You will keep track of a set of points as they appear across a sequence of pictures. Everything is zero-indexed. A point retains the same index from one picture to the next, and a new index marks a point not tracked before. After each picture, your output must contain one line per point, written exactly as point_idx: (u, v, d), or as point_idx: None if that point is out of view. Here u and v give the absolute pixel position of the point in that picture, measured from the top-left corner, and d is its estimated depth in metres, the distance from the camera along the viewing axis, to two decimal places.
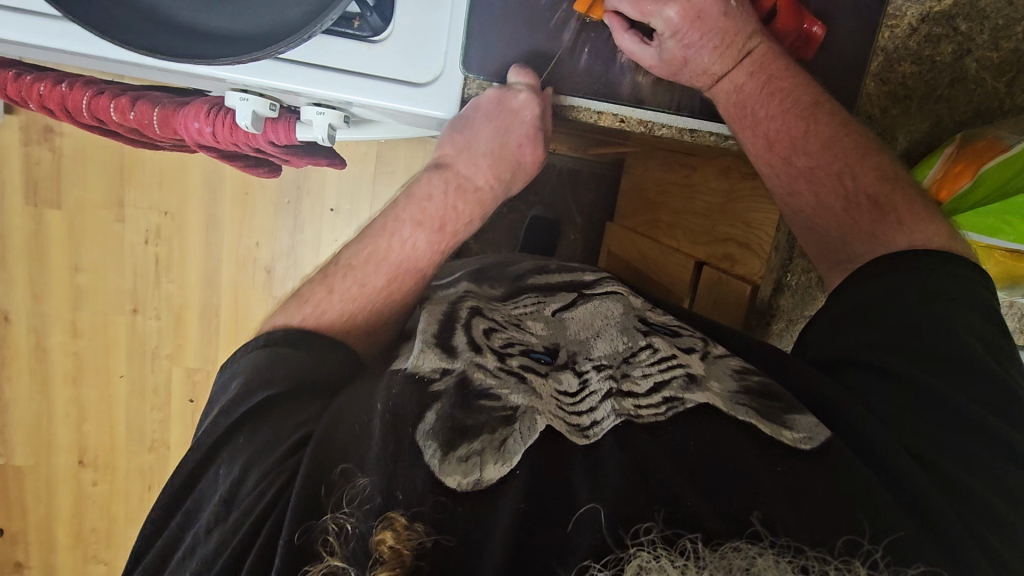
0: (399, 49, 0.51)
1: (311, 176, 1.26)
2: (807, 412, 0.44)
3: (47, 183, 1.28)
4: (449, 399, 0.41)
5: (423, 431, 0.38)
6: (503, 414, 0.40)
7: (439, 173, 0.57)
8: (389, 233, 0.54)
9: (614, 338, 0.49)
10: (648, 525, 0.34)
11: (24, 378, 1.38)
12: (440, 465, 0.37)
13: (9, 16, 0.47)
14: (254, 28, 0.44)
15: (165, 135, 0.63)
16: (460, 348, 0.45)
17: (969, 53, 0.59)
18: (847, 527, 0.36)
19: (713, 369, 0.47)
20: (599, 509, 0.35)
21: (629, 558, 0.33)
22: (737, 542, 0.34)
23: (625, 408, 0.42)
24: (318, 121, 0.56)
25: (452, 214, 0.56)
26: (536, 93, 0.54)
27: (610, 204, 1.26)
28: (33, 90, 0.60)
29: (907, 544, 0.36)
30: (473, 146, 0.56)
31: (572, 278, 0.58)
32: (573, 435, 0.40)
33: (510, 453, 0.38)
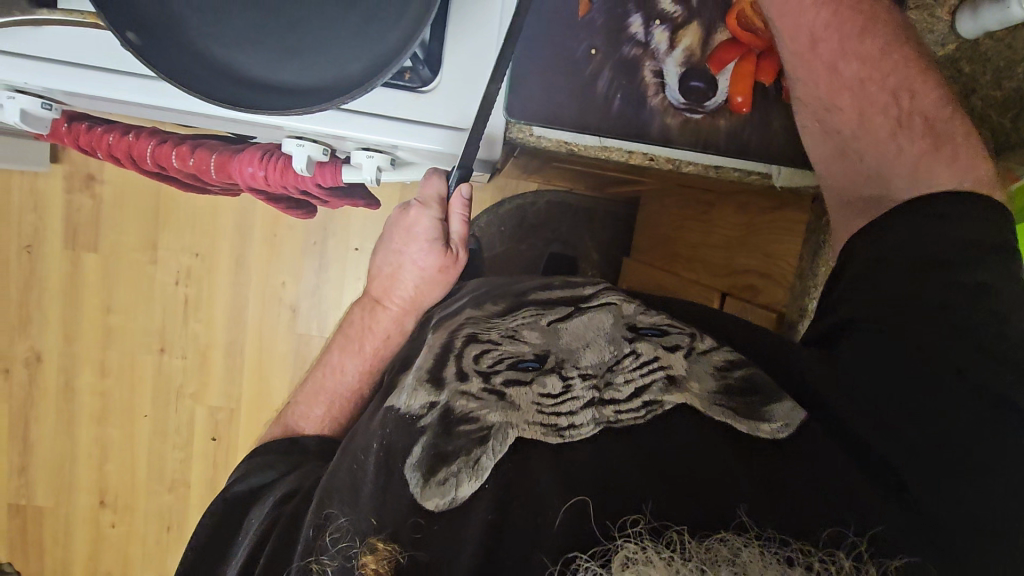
0: (447, 97, 0.55)
1: (337, 216, 1.31)
2: (786, 399, 0.46)
3: (84, 227, 1.33)
4: (432, 431, 0.44)
5: (411, 463, 0.43)
6: (478, 435, 0.42)
7: (362, 304, 0.66)
8: (328, 367, 0.65)
9: (602, 348, 0.47)
10: (636, 517, 0.37)
11: (50, 418, 1.40)
12: (421, 491, 0.41)
13: (94, 75, 0.52)
14: (315, 80, 0.48)
15: (219, 179, 0.67)
16: (448, 379, 0.46)
17: (973, 93, 0.64)
18: (832, 522, 0.38)
19: (695, 368, 0.47)
20: (586, 502, 0.38)
21: (615, 549, 0.36)
22: (723, 534, 0.36)
23: (605, 415, 0.42)
24: (367, 164, 0.60)
25: (369, 334, 0.64)
26: (425, 205, 0.61)
27: (626, 239, 1.30)
28: (102, 140, 0.65)
29: (886, 538, 0.38)
30: (381, 272, 0.65)
31: (572, 292, 0.57)
32: (548, 435, 0.41)
33: (482, 469, 0.40)
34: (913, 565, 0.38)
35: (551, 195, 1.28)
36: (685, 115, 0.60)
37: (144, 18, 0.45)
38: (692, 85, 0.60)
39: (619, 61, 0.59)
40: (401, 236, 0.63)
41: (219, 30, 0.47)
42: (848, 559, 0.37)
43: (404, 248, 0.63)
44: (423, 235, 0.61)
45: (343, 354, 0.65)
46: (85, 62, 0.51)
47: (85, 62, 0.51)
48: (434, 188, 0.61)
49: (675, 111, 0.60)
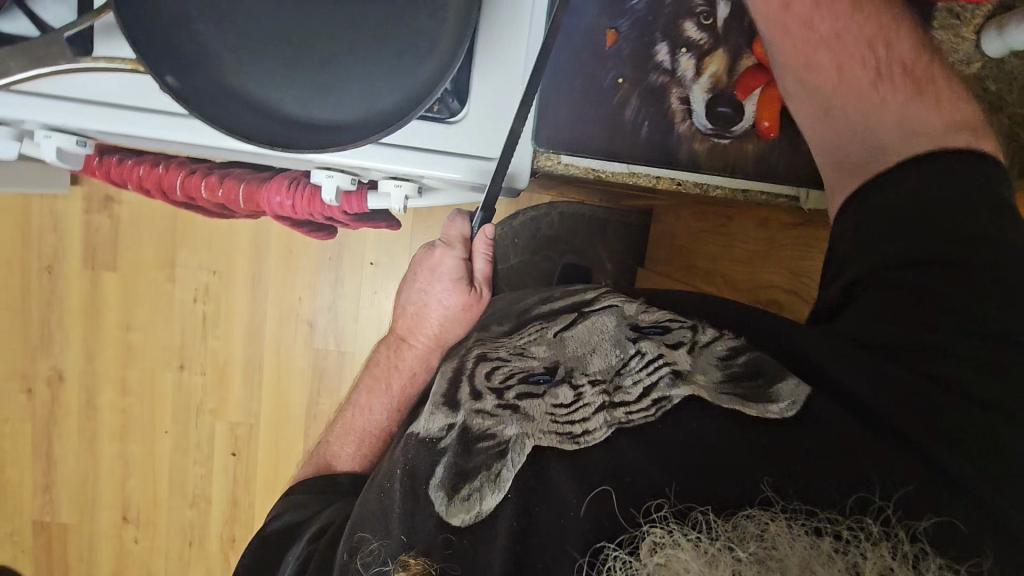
0: (476, 126, 0.56)
1: (353, 233, 1.32)
2: (791, 375, 0.47)
3: (104, 247, 1.35)
4: (452, 451, 0.46)
5: (434, 483, 0.45)
6: (496, 449, 0.44)
7: (388, 345, 0.67)
8: (356, 407, 0.66)
9: (608, 353, 0.50)
10: (659, 502, 0.39)
11: (73, 435, 1.42)
12: (447, 509, 0.43)
13: (133, 115, 0.53)
14: (348, 115, 0.49)
15: (248, 209, 0.68)
16: (463, 399, 0.50)
17: (1002, 109, 0.63)
18: (858, 489, 0.40)
19: (700, 362, 0.48)
20: (609, 489, 0.41)
21: (642, 535, 0.38)
22: (748, 510, 0.39)
23: (616, 417, 0.44)
24: (396, 194, 0.61)
25: (394, 372, 0.65)
26: (449, 246, 0.63)
27: (640, 250, 1.30)
28: (132, 172, 0.66)
29: (917, 500, 0.39)
30: (405, 312, 0.66)
31: (573, 300, 0.60)
32: (563, 442, 0.44)
33: (504, 481, 0.43)
34: (940, 526, 0.39)
35: (565, 207, 1.28)
36: (713, 140, 0.61)
37: (183, 62, 0.47)
38: (719, 111, 0.60)
39: (647, 87, 0.60)
40: (425, 276, 0.64)
41: (254, 70, 0.48)
42: (877, 523, 0.38)
43: (427, 288, 0.64)
44: (447, 275, 0.63)
45: (373, 378, 0.66)
46: (125, 103, 0.52)
47: (125, 103, 0.52)
48: (458, 230, 0.63)
49: (702, 136, 0.61)
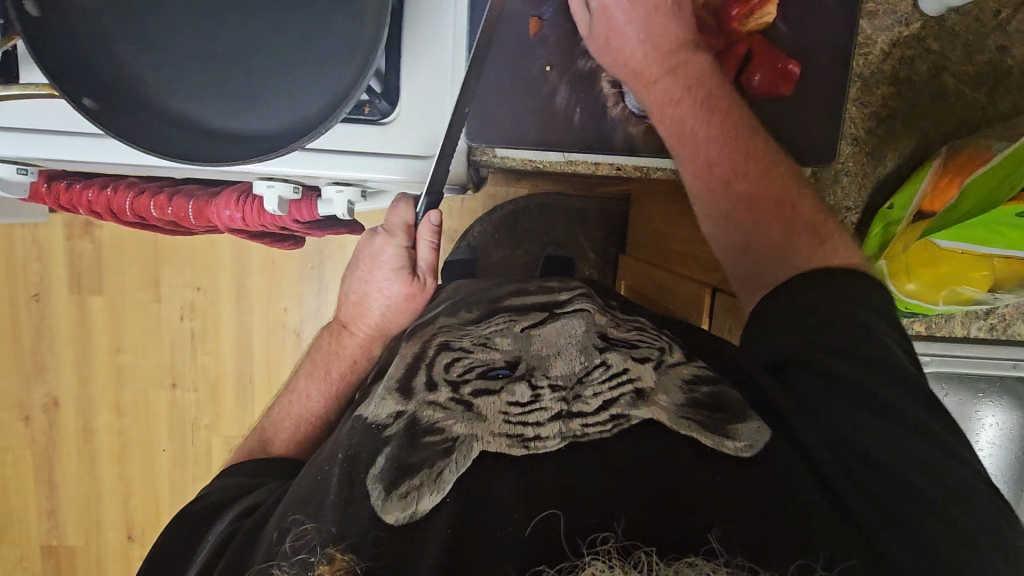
0: (409, 126, 0.55)
1: (332, 240, 1.32)
2: (754, 416, 0.45)
3: (87, 271, 1.36)
4: (396, 442, 0.44)
5: (373, 475, 0.42)
6: (442, 448, 0.42)
7: (330, 330, 0.69)
8: (295, 392, 0.67)
9: (572, 358, 0.48)
10: (605, 536, 0.37)
11: (73, 459, 1.43)
12: (383, 504, 0.41)
13: (69, 139, 0.53)
14: (274, 125, 0.49)
15: (200, 224, 0.68)
16: (418, 388, 0.47)
17: (945, 69, 0.64)
18: (802, 554, 0.38)
19: (665, 380, 0.47)
20: (557, 516, 0.38)
21: (581, 566, 0.36)
22: (692, 558, 0.37)
23: (572, 429, 0.42)
24: (338, 199, 0.61)
25: (335, 359, 0.67)
26: (391, 236, 0.62)
27: (620, 236, 1.29)
28: (81, 196, 0.67)
29: (856, 572, 0.38)
30: (349, 300, 0.67)
31: (548, 299, 0.59)
32: (512, 446, 0.42)
33: (444, 482, 0.41)
34: None
35: (543, 197, 1.27)
36: (649, 122, 0.61)
37: (102, 84, 0.46)
38: None
39: (576, 75, 0.60)
40: (366, 263, 0.64)
41: (178, 87, 0.48)
42: None
43: (368, 276, 0.64)
44: (387, 264, 0.62)
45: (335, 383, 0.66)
46: (60, 129, 0.53)
47: (59, 127, 0.53)
48: (399, 217, 0.61)
49: (636, 119, 0.61)
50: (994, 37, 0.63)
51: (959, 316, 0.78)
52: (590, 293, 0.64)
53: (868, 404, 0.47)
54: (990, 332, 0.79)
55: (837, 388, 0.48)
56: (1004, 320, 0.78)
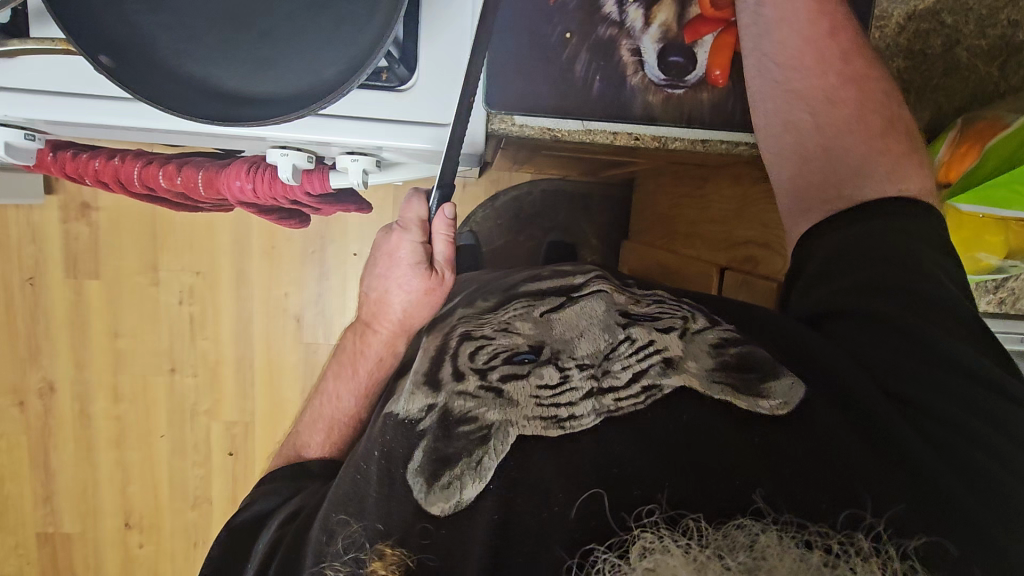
0: (427, 93, 0.55)
1: (334, 224, 1.31)
2: (784, 372, 0.46)
3: (84, 255, 1.34)
4: (432, 435, 0.44)
5: (413, 468, 0.43)
6: (478, 436, 0.43)
7: (353, 330, 0.68)
8: (324, 396, 0.66)
9: (597, 337, 0.48)
10: (651, 506, 0.38)
11: (70, 446, 1.41)
12: (426, 497, 0.42)
13: (89, 102, 0.53)
14: (293, 89, 0.48)
15: (209, 196, 0.67)
16: (445, 380, 0.48)
17: (959, 43, 0.65)
18: (848, 505, 0.38)
19: (691, 348, 0.48)
20: (602, 492, 0.39)
21: (633, 538, 0.37)
22: (740, 519, 0.37)
23: (605, 404, 0.43)
24: (353, 167, 0.61)
25: (360, 356, 0.65)
26: (406, 230, 0.62)
27: (623, 222, 1.29)
28: (89, 166, 0.66)
29: (906, 519, 0.39)
30: (367, 300, 0.65)
31: (563, 283, 0.60)
32: (549, 429, 0.42)
33: (485, 470, 0.41)
34: (932, 544, 0.38)
35: (546, 184, 1.26)
36: (667, 91, 0.62)
37: (120, 42, 0.46)
38: (670, 60, 0.61)
39: (595, 42, 0.60)
40: (384, 262, 0.63)
41: (194, 48, 0.47)
42: (868, 539, 0.37)
43: (387, 273, 0.63)
44: (406, 258, 0.61)
45: (349, 359, 0.66)
46: (79, 91, 0.52)
47: (78, 90, 0.52)
48: (415, 211, 0.62)
49: (655, 88, 0.61)
50: (1008, 11, 0.64)
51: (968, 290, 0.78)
52: (606, 275, 0.64)
53: (913, 345, 0.48)
54: (999, 306, 0.79)
55: (889, 329, 0.49)
56: (1013, 295, 0.78)
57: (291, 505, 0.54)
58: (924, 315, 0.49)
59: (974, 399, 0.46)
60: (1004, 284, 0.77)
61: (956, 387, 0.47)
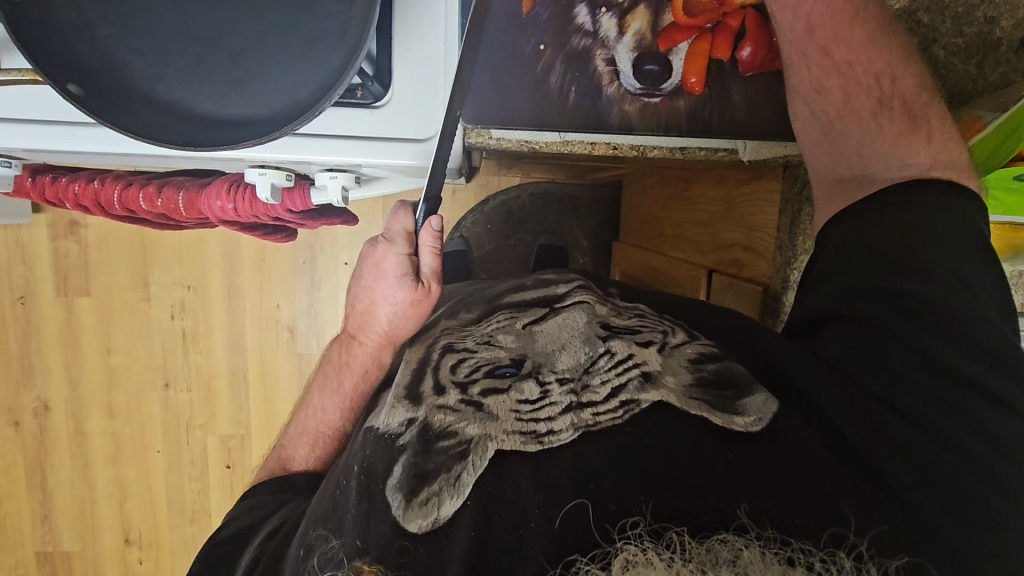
0: (401, 110, 0.55)
1: (323, 235, 1.30)
2: (759, 389, 0.47)
3: (74, 273, 1.33)
4: (412, 449, 0.44)
5: (391, 484, 0.43)
6: (457, 451, 0.42)
7: (340, 340, 0.67)
8: (309, 409, 0.66)
9: (577, 350, 0.48)
10: (636, 519, 0.38)
11: (66, 464, 1.41)
12: (404, 513, 0.41)
13: (62, 128, 0.52)
14: (267, 110, 0.48)
15: (191, 216, 0.67)
16: (426, 394, 0.47)
17: (935, 42, 0.65)
18: (833, 522, 0.39)
19: (670, 362, 0.48)
20: (586, 504, 0.39)
21: (616, 550, 0.37)
22: (724, 534, 0.37)
23: (583, 419, 0.43)
24: (332, 185, 0.60)
25: (346, 368, 0.65)
26: (393, 241, 0.61)
27: (613, 224, 1.28)
28: (69, 190, 0.66)
29: (887, 538, 0.39)
30: (354, 310, 0.65)
31: (546, 294, 0.60)
32: (527, 443, 0.42)
33: (464, 485, 0.41)
34: (915, 565, 0.38)
35: (535, 187, 1.26)
36: (644, 100, 0.61)
37: (90, 69, 0.45)
38: (646, 69, 0.61)
39: (570, 52, 0.60)
40: (370, 273, 0.62)
41: (166, 72, 0.47)
42: (850, 559, 0.37)
43: (373, 285, 0.62)
44: (391, 271, 0.61)
45: (332, 372, 0.66)
46: (52, 118, 0.52)
47: (50, 117, 0.52)
48: (402, 224, 0.61)
49: (632, 97, 0.61)
50: (985, 8, 0.64)
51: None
52: (589, 283, 0.64)
53: (914, 361, 0.47)
54: None
55: (889, 342, 0.48)
56: None
57: (275, 521, 0.53)
58: (910, 317, 0.49)
59: (970, 413, 0.46)
60: None
61: (940, 393, 0.46)
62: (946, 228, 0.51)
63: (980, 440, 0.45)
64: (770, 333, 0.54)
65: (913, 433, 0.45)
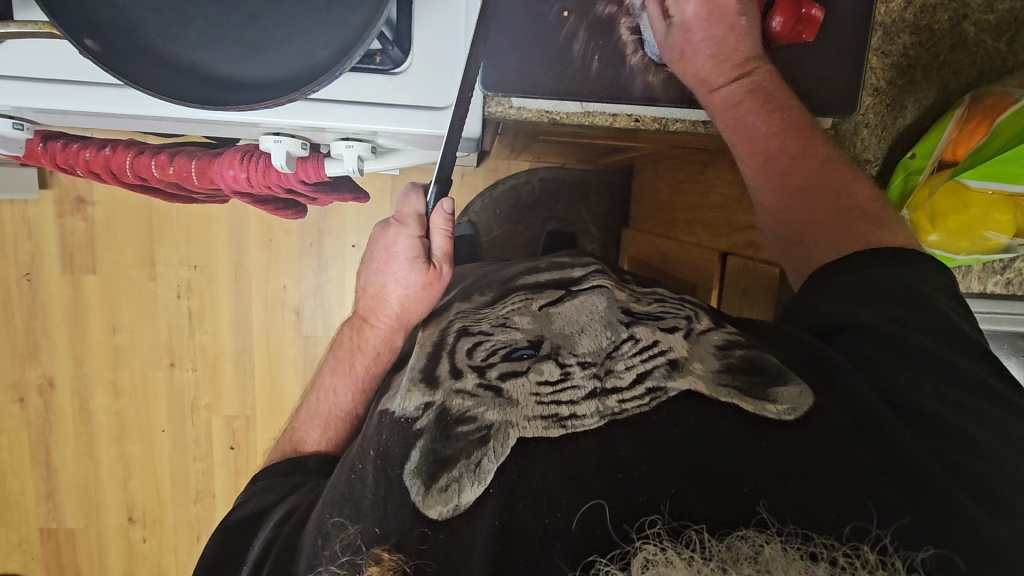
0: (420, 77, 0.54)
1: (332, 216, 1.30)
2: (797, 379, 0.45)
3: (81, 250, 1.33)
4: (429, 434, 0.43)
5: (410, 469, 0.42)
6: (477, 437, 0.42)
7: (350, 323, 0.67)
8: (318, 392, 0.65)
9: (598, 334, 0.47)
10: (653, 518, 0.37)
11: (71, 442, 1.41)
12: (423, 499, 0.41)
13: (78, 89, 0.52)
14: (283, 73, 0.47)
15: (203, 186, 0.66)
16: (442, 377, 0.47)
17: (965, 18, 0.64)
18: (855, 515, 0.37)
19: (696, 349, 0.47)
20: (603, 504, 0.37)
21: (634, 551, 0.36)
22: (743, 531, 0.36)
23: (609, 407, 0.42)
24: (348, 154, 0.60)
25: (358, 351, 0.64)
26: (404, 224, 0.60)
27: (623, 211, 1.27)
28: (79, 157, 0.65)
29: (911, 529, 0.38)
30: (364, 292, 0.64)
31: (560, 277, 0.59)
32: (550, 428, 0.41)
33: (484, 472, 0.40)
34: (940, 557, 0.37)
35: (544, 173, 1.25)
36: (668, 70, 0.60)
37: (105, 25, 0.44)
38: None
39: (594, 20, 0.59)
40: (381, 255, 0.62)
41: (183, 31, 0.46)
42: (875, 552, 0.36)
43: (383, 268, 0.62)
44: (402, 255, 0.60)
45: (344, 348, 0.65)
46: (68, 78, 0.51)
47: (66, 77, 0.51)
48: (413, 207, 0.60)
49: (656, 67, 0.60)
50: None
51: (975, 272, 0.75)
52: (605, 268, 0.63)
53: (920, 362, 0.48)
54: (1007, 287, 0.76)
55: (894, 341, 0.49)
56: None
57: (287, 500, 0.53)
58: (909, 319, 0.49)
59: (982, 415, 0.46)
60: (1012, 265, 0.74)
61: (944, 391, 0.46)
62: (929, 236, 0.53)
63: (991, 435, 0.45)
64: (776, 327, 0.54)
65: (924, 433, 0.45)
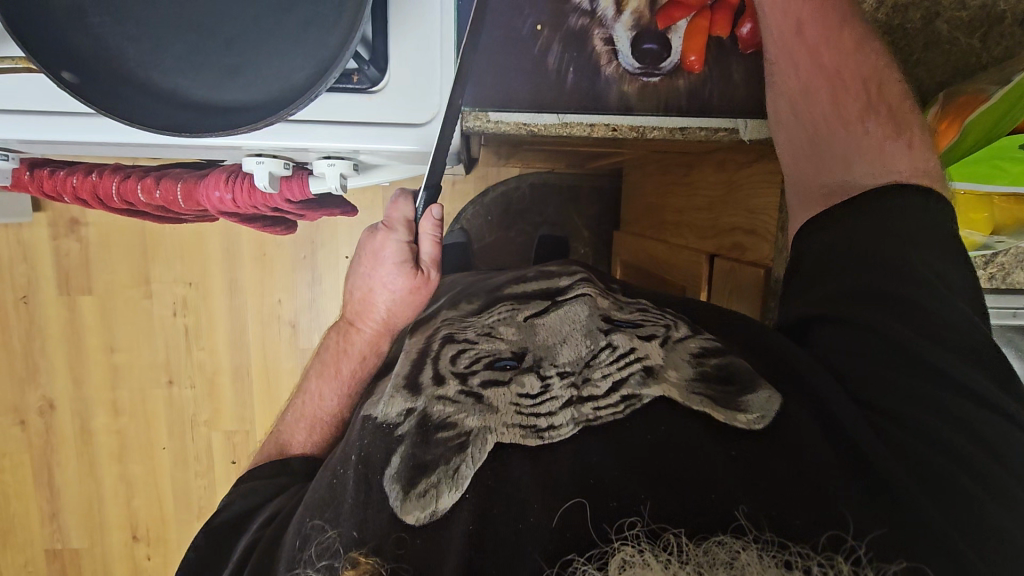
0: (397, 95, 0.54)
1: (324, 229, 1.30)
2: (764, 385, 0.46)
3: (76, 271, 1.33)
4: (410, 440, 0.43)
5: (389, 475, 0.42)
6: (456, 443, 0.42)
7: (337, 328, 0.67)
8: (306, 396, 0.65)
9: (578, 343, 0.48)
10: (633, 519, 0.37)
11: (72, 462, 1.41)
12: (402, 504, 0.41)
13: (59, 119, 0.52)
14: (261, 96, 0.48)
15: (189, 208, 0.67)
16: (425, 383, 0.47)
17: (939, 16, 0.64)
18: (828, 525, 0.37)
19: (673, 356, 0.48)
20: (584, 503, 0.38)
21: (612, 551, 0.36)
22: (721, 536, 0.37)
23: (584, 413, 0.42)
24: (330, 172, 0.60)
25: (343, 355, 0.64)
26: (393, 229, 0.61)
27: (614, 214, 1.28)
28: (66, 183, 0.66)
29: (887, 542, 0.37)
30: (352, 297, 0.65)
31: (548, 286, 0.59)
32: (527, 437, 0.41)
33: (462, 478, 0.40)
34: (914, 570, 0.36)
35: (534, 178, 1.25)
36: (643, 80, 0.61)
37: (82, 54, 0.45)
38: (645, 47, 0.60)
39: (567, 32, 0.59)
40: (368, 261, 0.62)
41: (158, 58, 0.47)
42: (846, 563, 0.36)
43: (372, 272, 0.62)
44: (390, 259, 0.60)
45: (329, 359, 0.65)
46: (48, 109, 0.52)
47: (46, 107, 0.52)
48: (402, 212, 0.61)
49: (631, 77, 0.61)
50: None
51: None
52: (591, 276, 0.63)
53: (913, 365, 0.46)
54: (991, 281, 0.76)
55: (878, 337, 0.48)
56: (1005, 269, 0.76)
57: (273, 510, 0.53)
58: (904, 318, 0.48)
59: (977, 425, 0.44)
60: (994, 259, 0.75)
61: (940, 398, 0.45)
62: (923, 221, 0.51)
63: (976, 441, 0.43)
64: (763, 330, 0.54)
65: (915, 440, 0.43)
